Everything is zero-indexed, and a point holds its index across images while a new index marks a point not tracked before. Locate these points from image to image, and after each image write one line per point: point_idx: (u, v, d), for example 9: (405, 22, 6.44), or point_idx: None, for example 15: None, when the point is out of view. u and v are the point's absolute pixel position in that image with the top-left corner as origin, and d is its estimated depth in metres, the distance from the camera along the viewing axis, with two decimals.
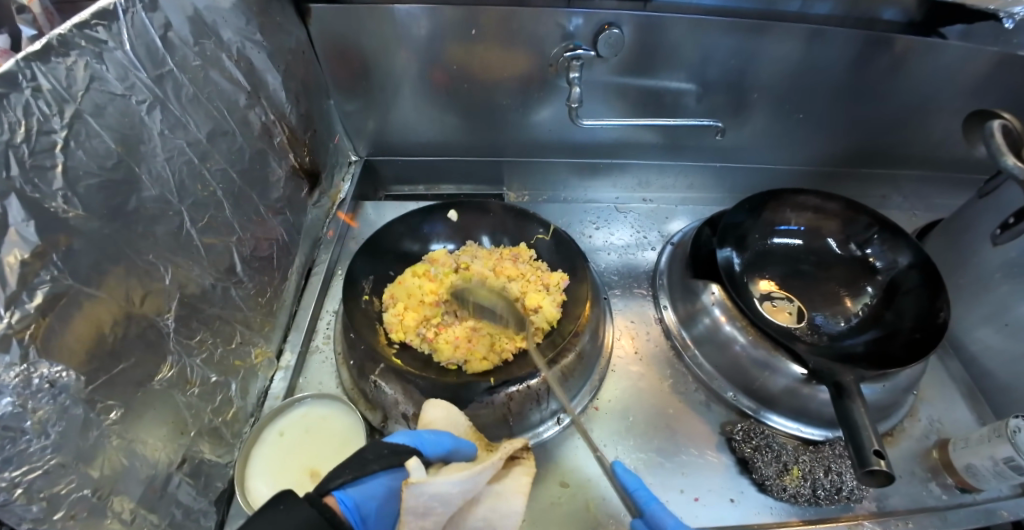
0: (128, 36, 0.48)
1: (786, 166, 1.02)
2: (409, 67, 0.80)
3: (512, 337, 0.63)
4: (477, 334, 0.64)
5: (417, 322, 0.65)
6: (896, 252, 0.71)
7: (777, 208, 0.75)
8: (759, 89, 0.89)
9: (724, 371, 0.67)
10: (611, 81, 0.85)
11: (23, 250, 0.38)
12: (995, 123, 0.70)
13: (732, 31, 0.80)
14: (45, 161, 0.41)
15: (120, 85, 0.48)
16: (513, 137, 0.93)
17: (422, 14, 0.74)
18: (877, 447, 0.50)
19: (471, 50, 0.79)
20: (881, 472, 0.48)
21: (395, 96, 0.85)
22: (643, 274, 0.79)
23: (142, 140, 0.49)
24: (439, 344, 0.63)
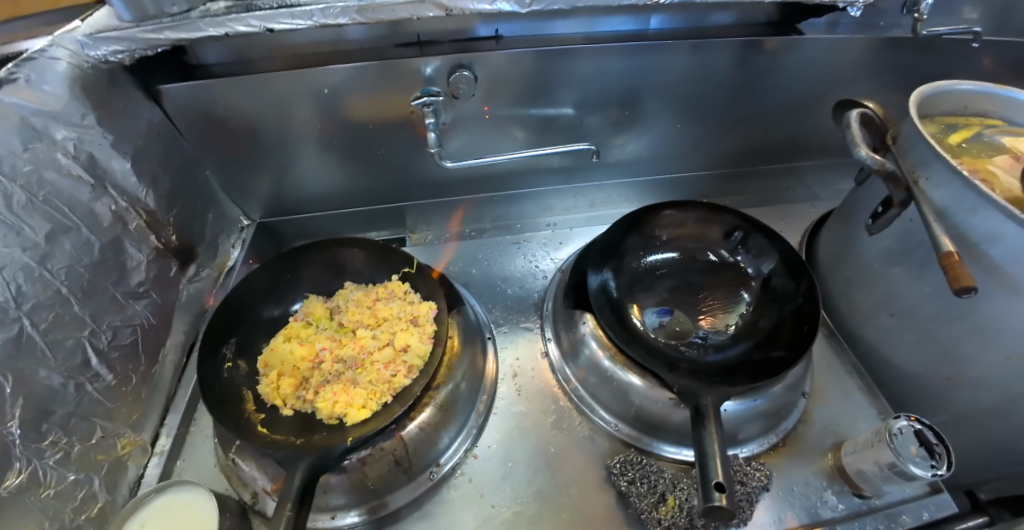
0: None
1: (684, 173, 1.02)
2: (310, 125, 0.80)
3: (390, 381, 0.62)
4: (356, 385, 0.62)
5: (294, 388, 0.63)
6: (762, 254, 0.70)
7: (648, 227, 0.74)
8: (640, 106, 0.89)
9: (605, 401, 0.65)
10: (509, 112, 0.85)
11: None
12: (852, 113, 0.68)
13: (596, 55, 0.80)
14: None
15: None
16: (418, 175, 0.91)
17: (303, 75, 0.73)
18: (722, 480, 0.47)
19: (360, 105, 0.78)
20: (724, 508, 0.46)
21: (295, 154, 0.84)
22: (531, 306, 0.79)
23: None
24: (319, 405, 0.61)
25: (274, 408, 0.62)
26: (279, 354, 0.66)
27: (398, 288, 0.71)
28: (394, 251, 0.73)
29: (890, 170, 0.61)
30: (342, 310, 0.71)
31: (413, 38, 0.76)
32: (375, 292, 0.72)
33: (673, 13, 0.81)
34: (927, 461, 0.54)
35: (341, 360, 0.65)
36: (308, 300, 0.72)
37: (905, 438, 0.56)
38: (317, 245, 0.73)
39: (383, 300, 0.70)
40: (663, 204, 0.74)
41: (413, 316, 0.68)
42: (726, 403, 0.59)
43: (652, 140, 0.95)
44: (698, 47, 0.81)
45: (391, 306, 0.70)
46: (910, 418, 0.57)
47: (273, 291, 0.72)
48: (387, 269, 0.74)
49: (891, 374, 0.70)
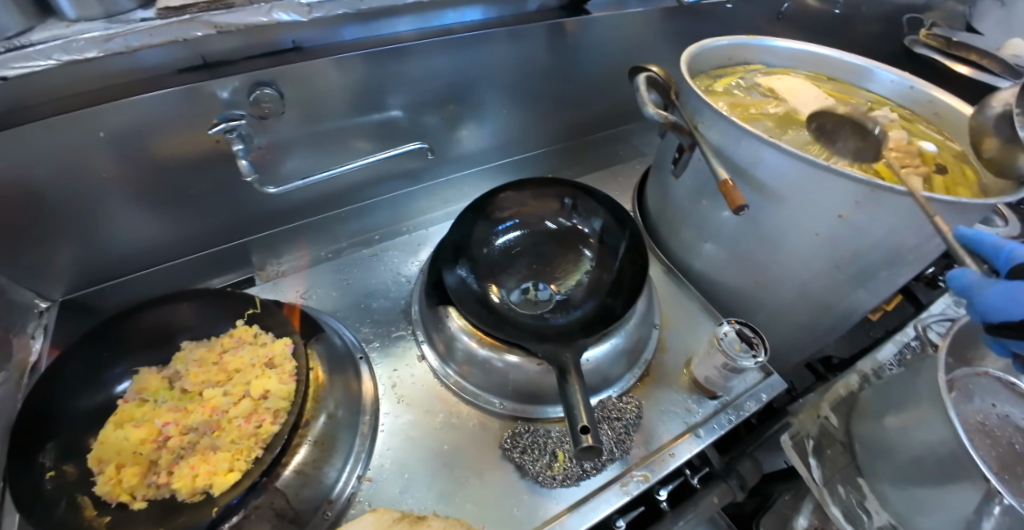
0: None
1: (526, 154, 1.07)
2: (113, 175, 0.69)
3: (256, 433, 0.57)
4: (217, 449, 0.56)
5: (140, 476, 0.55)
6: (587, 211, 0.77)
7: (490, 213, 0.76)
8: (468, 97, 0.91)
9: (485, 385, 0.67)
10: (342, 123, 0.82)
11: None
12: (640, 79, 0.77)
13: (412, 53, 0.80)
14: None
15: None
16: (258, 208, 0.84)
17: (73, 121, 0.62)
18: (586, 423, 0.51)
19: (169, 145, 0.70)
20: (592, 447, 0.49)
21: (101, 208, 0.72)
22: (399, 313, 0.78)
23: None
24: (176, 482, 0.54)
25: (122, 507, 0.53)
26: (116, 447, 0.57)
27: (247, 331, 0.66)
28: (232, 297, 0.68)
29: (674, 122, 0.71)
30: (184, 375, 0.64)
31: (198, 60, 0.68)
32: (220, 346, 0.66)
33: (478, 4, 0.84)
34: (747, 352, 0.62)
35: (195, 429, 0.59)
36: (139, 376, 0.64)
37: (729, 339, 0.64)
38: (138, 311, 0.64)
39: (230, 353, 0.65)
40: (500, 187, 0.78)
41: (267, 357, 0.63)
42: (586, 357, 0.63)
43: (489, 129, 0.99)
44: (508, 35, 0.85)
45: (241, 353, 0.64)
46: (731, 322, 0.67)
47: (95, 372, 0.62)
48: (228, 317, 0.68)
49: (715, 292, 0.81)
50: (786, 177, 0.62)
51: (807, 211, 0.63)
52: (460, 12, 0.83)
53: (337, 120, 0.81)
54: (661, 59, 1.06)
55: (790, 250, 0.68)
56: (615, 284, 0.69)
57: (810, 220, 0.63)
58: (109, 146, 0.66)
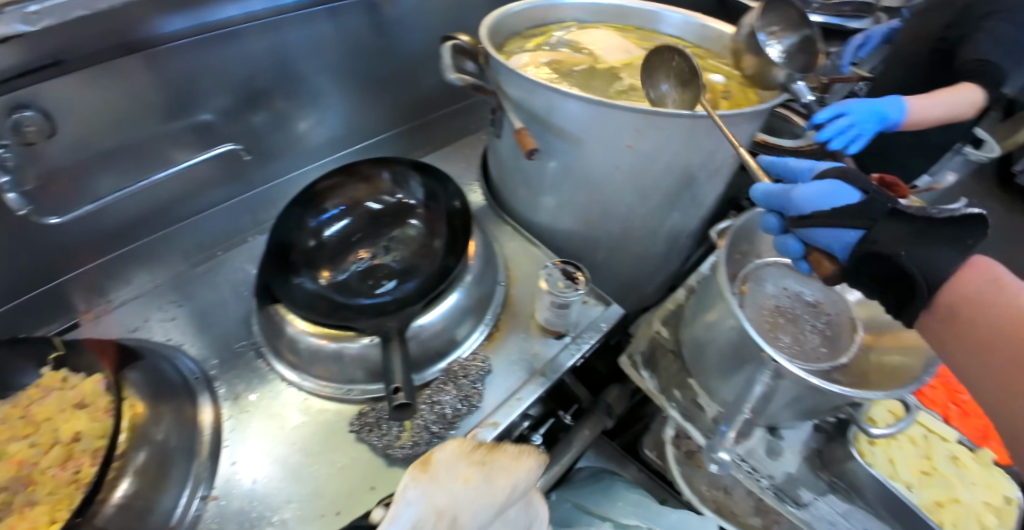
0: None
1: (365, 143, 1.08)
2: None
3: (75, 478, 0.53)
4: (33, 505, 0.52)
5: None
6: (412, 183, 0.78)
7: (309, 206, 0.74)
8: (286, 87, 0.90)
9: (334, 375, 0.67)
10: (148, 132, 0.76)
11: None
12: (445, 48, 0.77)
13: (212, 47, 0.76)
14: None
15: None
16: (71, 243, 0.76)
17: None
18: (400, 383, 0.52)
19: None
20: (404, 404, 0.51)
21: None
22: (242, 325, 0.76)
23: None
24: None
25: None
26: None
27: (51, 378, 0.61)
28: (31, 343, 0.61)
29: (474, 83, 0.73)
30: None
31: None
32: (20, 402, 0.60)
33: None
34: (568, 287, 0.65)
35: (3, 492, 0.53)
36: None
37: (553, 277, 0.67)
38: None
39: (36, 404, 0.59)
40: (318, 179, 0.77)
41: (78, 399, 0.59)
42: (417, 325, 0.64)
43: (319, 119, 0.98)
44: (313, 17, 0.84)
45: (46, 402, 0.59)
46: (557, 262, 0.69)
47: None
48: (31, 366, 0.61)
49: (556, 242, 0.85)
50: (575, 119, 0.65)
51: (602, 147, 0.66)
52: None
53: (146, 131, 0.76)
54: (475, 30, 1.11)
55: (601, 188, 0.72)
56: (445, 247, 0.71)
57: (609, 155, 0.67)
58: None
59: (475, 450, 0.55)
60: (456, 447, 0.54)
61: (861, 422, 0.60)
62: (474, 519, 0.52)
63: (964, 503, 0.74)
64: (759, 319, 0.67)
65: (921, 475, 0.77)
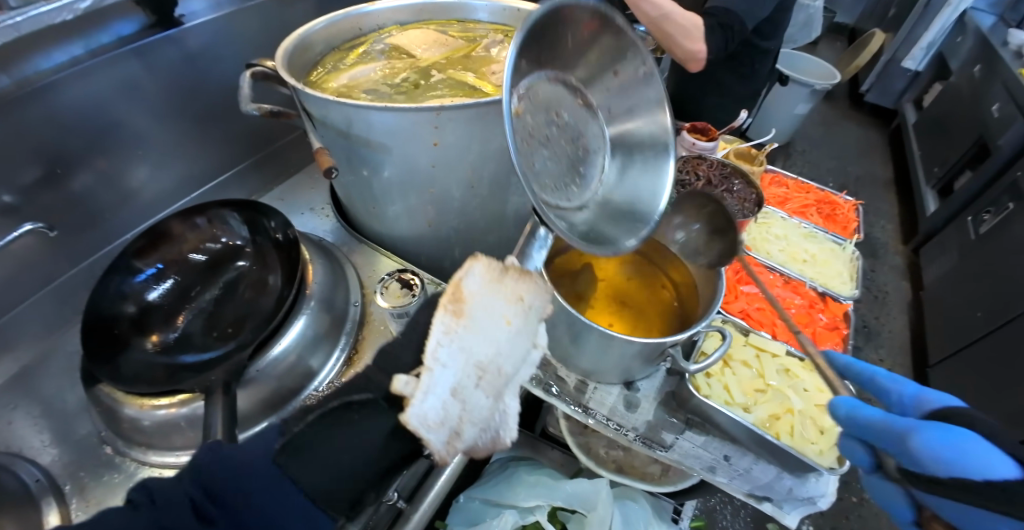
0: None
1: (205, 185, 1.03)
2: None
3: None
4: None
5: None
6: (231, 224, 0.75)
7: (118, 274, 0.68)
8: (104, 144, 0.83)
9: (183, 441, 0.63)
10: None
11: None
12: (244, 76, 0.74)
13: (1, 114, 0.68)
14: None
15: None
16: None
17: None
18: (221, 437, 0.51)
19: None
20: None
21: None
22: (83, 410, 0.70)
23: None
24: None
25: None
26: None
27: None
28: None
29: (271, 110, 0.72)
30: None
31: None
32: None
33: (68, 44, 0.75)
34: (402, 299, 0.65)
35: None
36: None
37: (388, 290, 0.67)
38: None
39: None
40: (126, 244, 0.72)
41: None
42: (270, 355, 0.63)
43: (150, 170, 0.92)
44: (111, 66, 0.79)
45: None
46: (397, 272, 0.69)
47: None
48: None
49: (409, 247, 0.85)
50: (373, 126, 0.64)
51: (412, 150, 0.67)
52: (50, 58, 0.73)
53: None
54: None
55: (428, 187, 0.73)
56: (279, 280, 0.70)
57: (421, 154, 0.67)
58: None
59: (506, 273, 0.50)
60: (484, 269, 0.49)
61: (679, 363, 0.64)
62: (510, 360, 0.51)
63: (795, 412, 0.81)
64: (544, 164, 0.50)
65: (756, 393, 0.84)
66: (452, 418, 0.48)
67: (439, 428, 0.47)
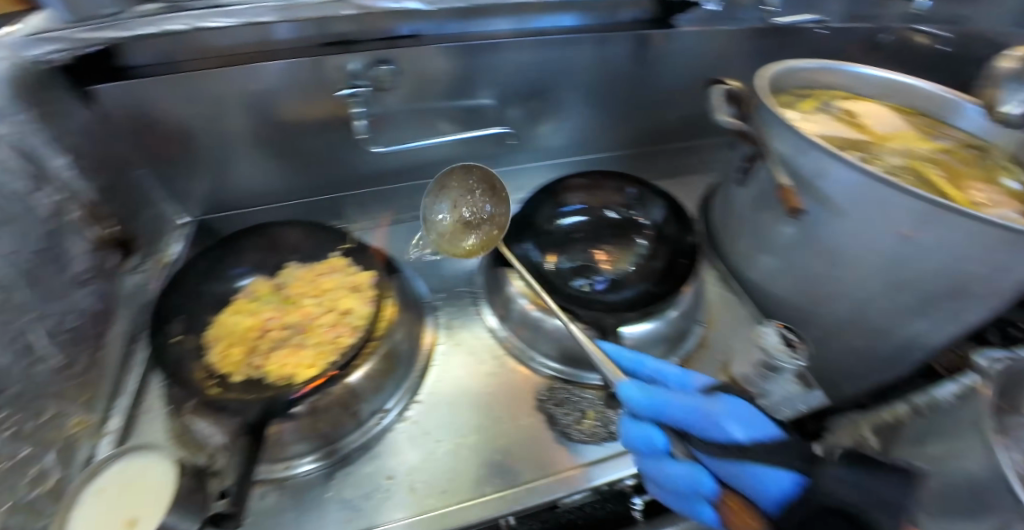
0: None
1: (595, 153, 1.13)
2: (238, 127, 0.87)
3: (334, 341, 0.68)
4: (304, 347, 0.68)
5: (242, 356, 0.67)
6: (652, 208, 0.76)
7: (554, 195, 0.81)
8: (554, 89, 0.99)
9: (529, 340, 0.76)
10: (437, 105, 0.94)
11: None
12: (717, 88, 0.79)
13: (518, 47, 0.91)
14: None
15: None
16: (349, 165, 0.99)
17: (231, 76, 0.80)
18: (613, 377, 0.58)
19: (297, 107, 0.87)
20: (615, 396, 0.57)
21: (228, 154, 0.90)
22: (468, 274, 0.89)
23: None
24: (265, 367, 0.66)
25: (225, 374, 0.65)
26: (238, 323, 0.71)
27: (338, 266, 0.77)
28: (330, 232, 0.80)
29: (744, 129, 0.73)
30: (280, 293, 0.76)
31: (347, 35, 0.83)
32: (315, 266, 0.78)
33: (581, 13, 0.94)
34: (788, 353, 0.63)
35: (289, 328, 0.72)
36: (255, 282, 0.77)
37: (771, 339, 0.64)
38: (258, 233, 0.79)
39: (325, 278, 0.76)
40: (569, 174, 0.84)
41: (354, 285, 0.74)
42: (629, 334, 0.69)
43: (568, 122, 1.06)
44: (596, 42, 0.94)
45: (326, 276, 0.76)
46: (777, 323, 0.67)
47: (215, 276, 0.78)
48: (327, 247, 0.80)
49: (770, 307, 0.81)
50: (847, 190, 0.63)
51: (870, 230, 0.63)
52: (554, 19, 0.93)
53: (429, 102, 0.93)
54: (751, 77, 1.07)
55: (851, 267, 0.67)
56: (649, 273, 0.73)
57: (870, 237, 0.63)
58: (242, 107, 0.84)
59: None
60: None
61: None
62: None
63: None
64: None
65: None
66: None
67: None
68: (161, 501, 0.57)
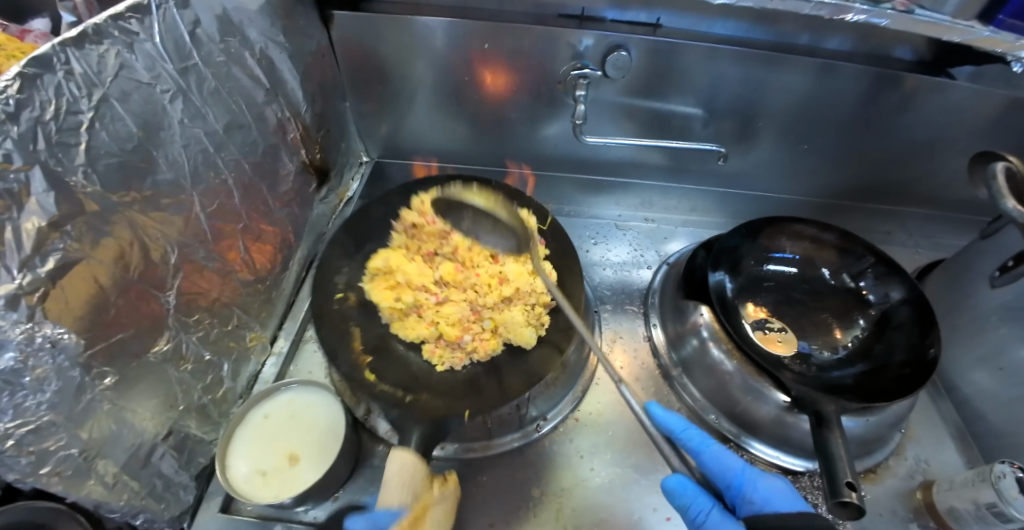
0: (78, 65, 0.44)
1: (786, 195, 0.99)
2: (427, 77, 0.83)
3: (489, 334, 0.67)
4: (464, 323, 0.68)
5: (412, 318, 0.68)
6: (888, 286, 0.70)
7: (772, 235, 0.76)
8: (765, 117, 0.87)
9: (707, 393, 0.68)
10: (617, 101, 0.85)
11: (9, 282, 0.38)
12: (997, 164, 0.68)
13: (741, 60, 0.79)
14: (14, 206, 0.39)
15: (83, 94, 0.45)
16: (525, 149, 0.94)
17: (450, 30, 0.77)
18: (851, 479, 0.51)
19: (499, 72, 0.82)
20: (852, 504, 0.49)
21: (408, 102, 0.87)
22: (637, 293, 0.83)
23: (78, 136, 0.44)
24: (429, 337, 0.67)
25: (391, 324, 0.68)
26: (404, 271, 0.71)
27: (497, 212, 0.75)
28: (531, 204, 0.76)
29: None
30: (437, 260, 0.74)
31: (575, 11, 0.78)
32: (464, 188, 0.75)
33: (838, 34, 0.79)
34: None
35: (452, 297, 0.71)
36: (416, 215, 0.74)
37: (1008, 482, 0.56)
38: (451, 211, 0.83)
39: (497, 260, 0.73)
40: (797, 217, 0.77)
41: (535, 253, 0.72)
42: (843, 419, 0.62)
43: (766, 156, 0.93)
44: (823, 69, 0.79)
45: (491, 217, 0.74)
46: (1015, 465, 0.57)
47: None
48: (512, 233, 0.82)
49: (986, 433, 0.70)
50: None
51: None
52: (795, 35, 0.80)
53: (607, 92, 0.84)
54: (1017, 157, 0.88)
55: None
56: (859, 354, 0.68)
57: None
58: (439, 61, 0.81)
59: None
60: None
61: None
62: None
63: None
64: None
65: None
66: (415, 464, 0.52)
67: (406, 460, 0.52)
68: (323, 445, 0.57)
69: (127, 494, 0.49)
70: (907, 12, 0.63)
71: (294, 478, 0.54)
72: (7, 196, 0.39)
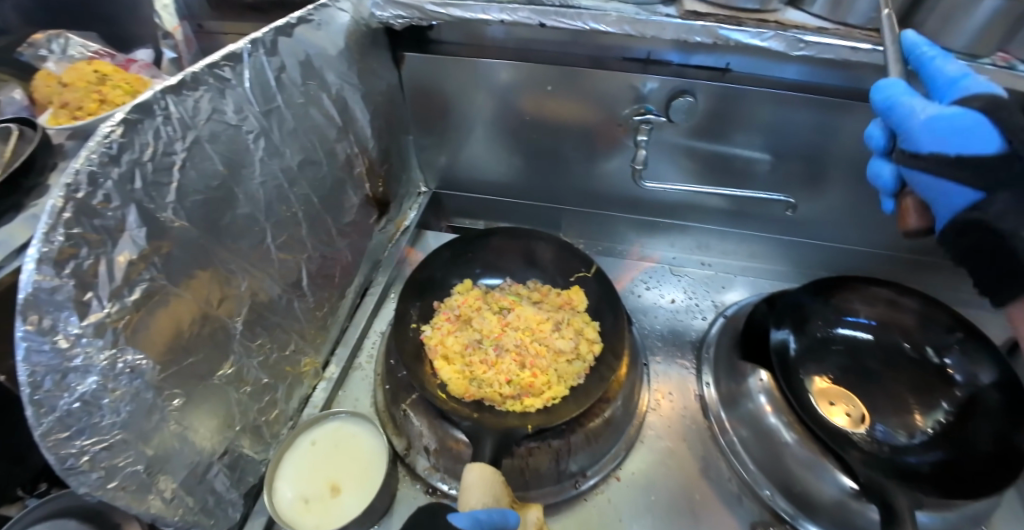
0: (175, 110, 0.48)
1: (859, 247, 0.92)
2: (489, 113, 0.85)
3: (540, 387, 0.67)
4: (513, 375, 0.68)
5: (465, 380, 0.67)
6: (977, 366, 0.63)
7: (844, 296, 0.72)
8: (838, 165, 0.82)
9: (762, 466, 0.63)
10: (678, 143, 0.83)
11: (100, 311, 0.42)
12: None
13: (814, 107, 0.75)
14: (112, 241, 0.43)
15: (179, 137, 0.49)
16: (580, 185, 0.93)
17: (514, 70, 0.78)
18: None
19: (559, 111, 0.83)
20: None
21: (467, 136, 0.90)
22: (689, 343, 0.80)
23: (170, 176, 0.48)
24: (488, 394, 0.65)
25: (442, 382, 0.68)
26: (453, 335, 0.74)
27: (518, 287, 0.83)
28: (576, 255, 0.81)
29: None
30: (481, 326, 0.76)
31: (641, 54, 0.75)
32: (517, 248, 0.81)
33: None
34: None
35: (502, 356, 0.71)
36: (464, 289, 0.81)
37: None
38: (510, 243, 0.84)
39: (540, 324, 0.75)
40: (872, 279, 0.72)
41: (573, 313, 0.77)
42: (917, 512, 0.55)
43: (840, 205, 0.87)
44: None
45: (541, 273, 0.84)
46: None
47: (443, 261, 0.82)
48: (566, 273, 0.82)
49: None
50: None
51: None
52: None
53: (669, 133, 0.82)
54: None
55: None
56: (941, 440, 0.61)
57: None
58: (500, 100, 0.83)
59: None
60: None
61: None
62: None
63: None
64: None
65: None
66: None
67: None
68: (362, 478, 0.58)
69: (182, 510, 0.51)
70: (1009, 68, 0.58)
71: (333, 509, 0.55)
72: (105, 231, 0.42)
